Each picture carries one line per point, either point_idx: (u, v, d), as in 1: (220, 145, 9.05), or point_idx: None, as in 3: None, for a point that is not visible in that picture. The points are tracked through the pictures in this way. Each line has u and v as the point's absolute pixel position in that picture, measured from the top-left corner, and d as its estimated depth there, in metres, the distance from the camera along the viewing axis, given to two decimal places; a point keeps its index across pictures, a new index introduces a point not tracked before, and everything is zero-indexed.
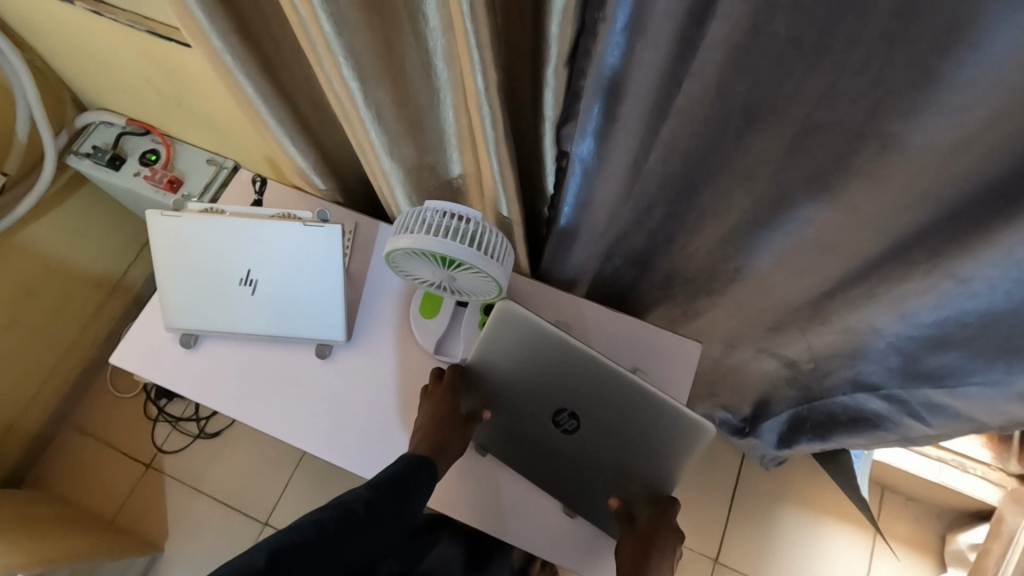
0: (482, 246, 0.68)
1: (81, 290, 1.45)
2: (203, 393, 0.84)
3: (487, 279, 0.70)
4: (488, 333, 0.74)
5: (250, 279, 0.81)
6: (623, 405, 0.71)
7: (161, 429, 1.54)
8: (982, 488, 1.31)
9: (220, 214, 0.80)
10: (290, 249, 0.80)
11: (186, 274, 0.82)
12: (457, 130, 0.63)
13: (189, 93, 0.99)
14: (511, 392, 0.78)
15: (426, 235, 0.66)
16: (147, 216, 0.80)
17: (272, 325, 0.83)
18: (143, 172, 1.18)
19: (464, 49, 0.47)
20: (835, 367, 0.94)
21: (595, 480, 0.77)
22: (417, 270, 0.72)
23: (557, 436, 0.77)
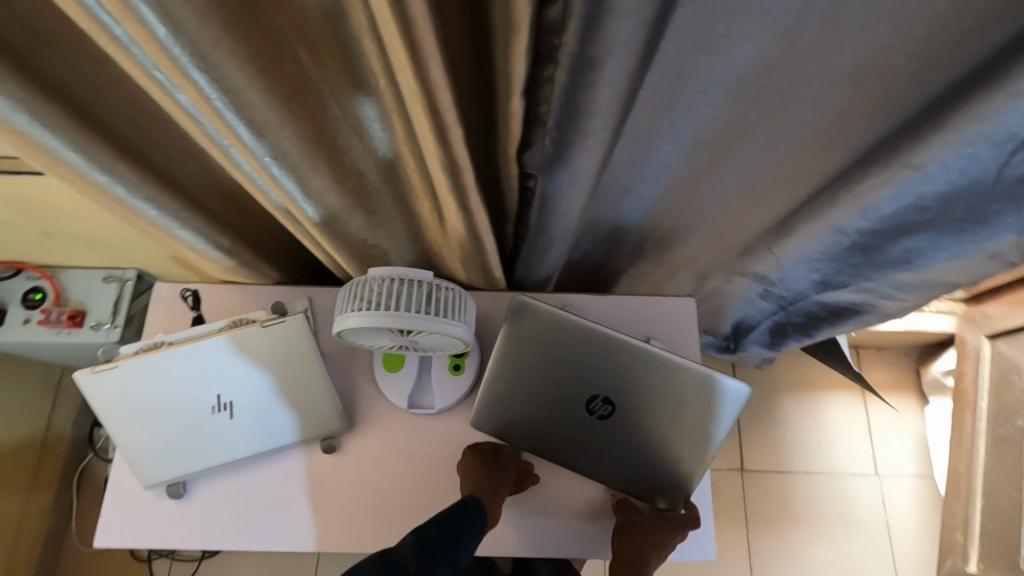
0: (437, 306, 0.61)
1: (7, 462, 1.27)
2: (215, 540, 0.75)
3: (451, 339, 0.63)
4: (506, 331, 0.70)
5: (223, 403, 0.73)
6: (661, 386, 0.69)
7: (159, 564, 1.40)
8: (938, 320, 1.44)
9: (163, 346, 0.71)
10: (257, 357, 0.72)
11: (147, 426, 0.72)
12: (409, 186, 0.57)
13: (61, 218, 0.85)
14: (532, 391, 0.72)
15: (375, 309, 0.59)
16: (75, 380, 0.69)
17: (265, 441, 0.75)
18: (33, 316, 1.02)
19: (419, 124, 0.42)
20: (795, 282, 0.98)
21: (637, 463, 0.72)
22: (373, 342, 0.64)
23: (590, 423, 0.71)
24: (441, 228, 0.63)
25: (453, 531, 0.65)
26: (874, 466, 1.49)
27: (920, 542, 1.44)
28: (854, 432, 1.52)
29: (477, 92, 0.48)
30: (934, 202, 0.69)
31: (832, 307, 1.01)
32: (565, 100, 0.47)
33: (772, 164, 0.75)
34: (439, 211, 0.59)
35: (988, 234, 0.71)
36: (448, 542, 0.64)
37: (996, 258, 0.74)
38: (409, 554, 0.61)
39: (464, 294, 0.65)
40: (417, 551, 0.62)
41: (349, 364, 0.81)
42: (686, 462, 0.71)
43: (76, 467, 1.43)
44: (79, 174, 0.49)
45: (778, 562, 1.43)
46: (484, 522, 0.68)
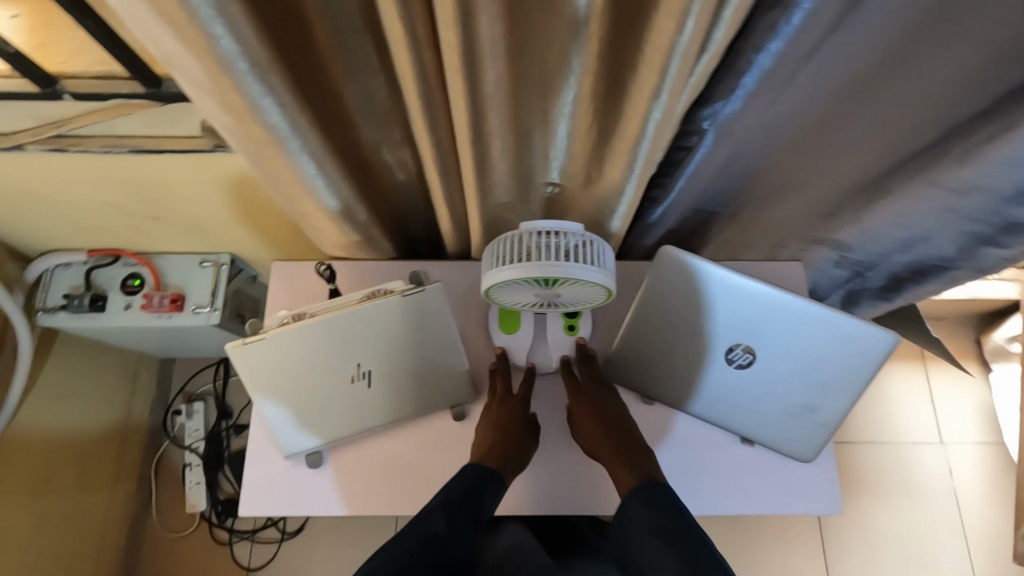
0: (582, 255, 0.62)
1: (91, 451, 1.30)
2: (353, 504, 0.77)
3: (592, 288, 0.64)
4: (649, 282, 0.72)
5: (362, 373, 0.75)
6: (807, 332, 0.70)
7: (240, 547, 1.43)
8: (1002, 288, 1.45)
9: (305, 318, 0.72)
10: (395, 327, 0.73)
11: (290, 395, 0.74)
12: (579, 150, 0.59)
13: (177, 201, 0.87)
14: (671, 340, 0.75)
15: (527, 260, 0.61)
16: (226, 350, 0.71)
17: (398, 408, 0.77)
18: (134, 302, 1.04)
19: (648, 74, 0.43)
20: (879, 243, 0.99)
21: (773, 406, 0.76)
22: (512, 299, 0.66)
23: (729, 371, 0.75)
24: (590, 191, 0.65)
25: (474, 492, 0.66)
26: (938, 433, 1.51)
27: (987, 507, 1.45)
28: (916, 401, 1.53)
29: None
30: None
31: (919, 265, 1.02)
32: (762, 51, 0.49)
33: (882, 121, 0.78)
34: (601, 174, 0.61)
35: None
36: (470, 506, 0.65)
37: None
38: (437, 523, 0.62)
39: (603, 245, 0.65)
40: (445, 520, 0.63)
41: (471, 334, 0.83)
42: (817, 408, 0.75)
43: (153, 455, 1.47)
44: (278, 141, 0.51)
45: (846, 530, 1.44)
46: (497, 482, 0.69)
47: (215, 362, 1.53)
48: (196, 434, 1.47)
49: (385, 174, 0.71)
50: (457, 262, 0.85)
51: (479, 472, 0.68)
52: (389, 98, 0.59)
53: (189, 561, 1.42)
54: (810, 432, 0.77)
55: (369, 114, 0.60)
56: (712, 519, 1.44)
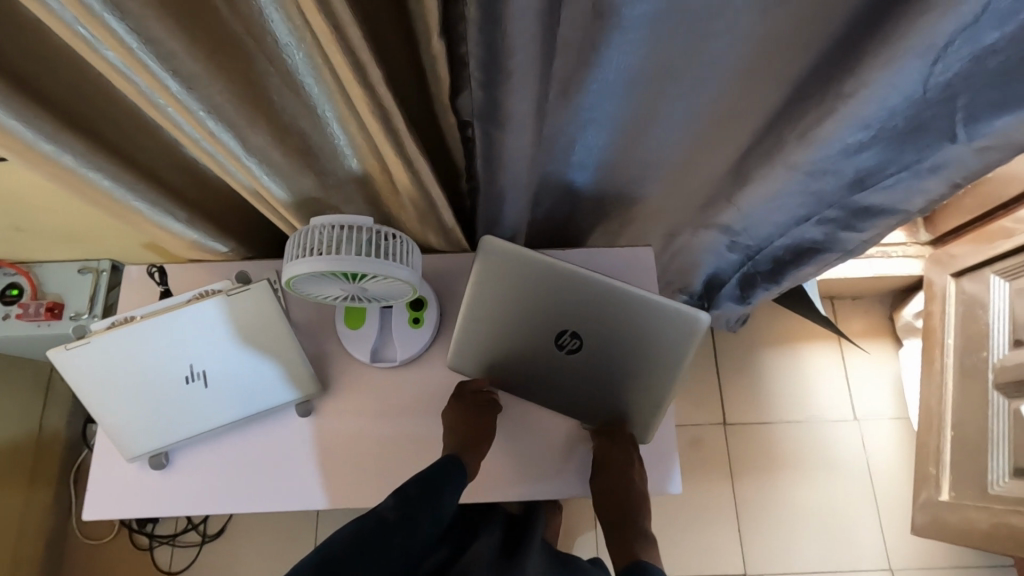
0: (379, 249, 0.64)
1: (2, 462, 1.30)
2: (198, 505, 0.77)
3: (398, 284, 0.65)
4: (476, 271, 0.73)
5: (197, 373, 0.75)
6: (627, 318, 0.71)
7: (162, 552, 1.44)
8: (907, 265, 1.46)
9: (133, 321, 0.73)
10: (224, 326, 0.74)
11: (124, 399, 0.74)
12: (354, 143, 0.59)
13: (26, 208, 0.87)
14: (505, 329, 0.76)
15: (326, 254, 0.62)
16: (49, 357, 0.71)
17: (237, 409, 0.77)
18: (12, 311, 1.04)
19: (340, 63, 0.44)
20: (760, 227, 1.00)
21: (611, 390, 0.78)
22: (322, 292, 0.67)
23: (562, 358, 0.76)
24: (389, 183, 0.65)
25: (436, 478, 0.73)
26: (852, 410, 1.53)
27: (899, 480, 1.48)
28: (831, 379, 1.55)
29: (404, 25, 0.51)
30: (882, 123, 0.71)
31: (797, 248, 1.04)
32: (475, 41, 0.48)
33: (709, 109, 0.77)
34: (385, 166, 0.61)
35: (932, 145, 0.72)
36: (428, 491, 0.72)
37: (941, 172, 0.76)
38: (390, 512, 0.69)
39: (411, 242, 0.67)
40: (401, 506, 0.70)
41: (319, 330, 0.83)
42: (652, 390, 0.77)
43: (72, 464, 1.47)
44: (27, 144, 0.52)
45: (762, 508, 1.47)
46: (461, 473, 0.75)
47: None
48: None
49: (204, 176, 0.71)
50: None
51: (454, 462, 0.75)
52: None
53: (110, 567, 1.43)
54: (649, 414, 0.79)
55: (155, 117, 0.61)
56: None
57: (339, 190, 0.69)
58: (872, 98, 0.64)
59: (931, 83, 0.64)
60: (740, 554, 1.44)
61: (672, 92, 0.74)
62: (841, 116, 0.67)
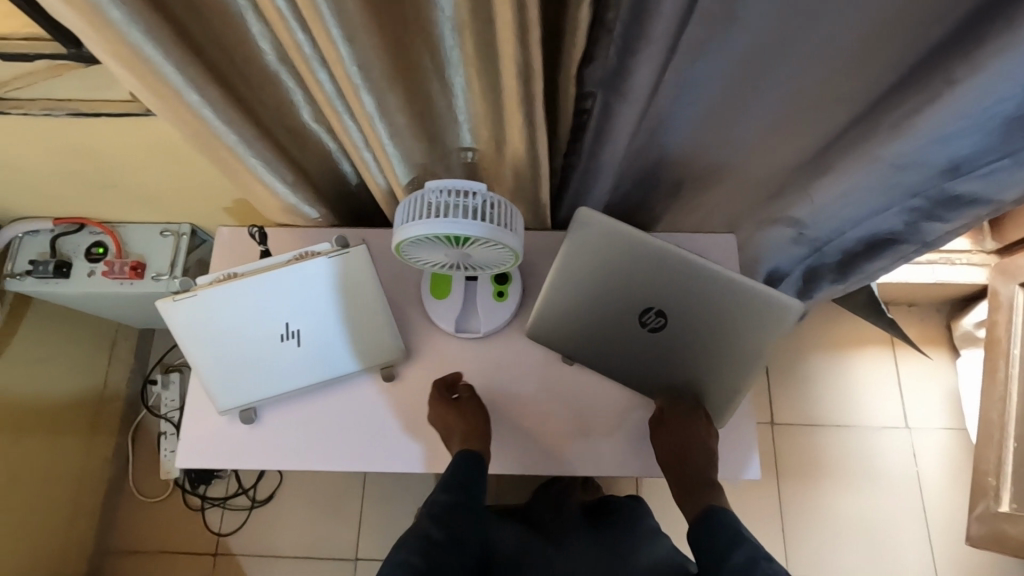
0: (489, 216, 0.64)
1: (71, 414, 1.35)
2: (283, 460, 0.80)
3: (501, 250, 0.66)
4: (565, 246, 0.74)
5: (291, 331, 0.77)
6: (716, 301, 0.71)
7: (213, 513, 1.48)
8: (971, 273, 1.44)
9: (235, 278, 0.75)
10: (321, 287, 0.76)
11: (222, 352, 0.77)
12: (476, 108, 0.60)
13: (126, 167, 0.90)
14: (589, 305, 0.77)
15: (435, 218, 0.63)
16: (158, 308, 0.74)
17: (325, 369, 0.79)
18: (98, 269, 1.08)
19: (503, 19, 0.45)
20: (832, 218, 1.00)
21: (689, 371, 0.78)
22: (427, 258, 0.68)
23: (643, 335, 0.77)
24: (500, 153, 0.67)
25: (462, 482, 0.74)
26: (904, 418, 1.51)
27: (950, 491, 1.45)
28: (883, 386, 1.53)
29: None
30: (993, 112, 0.70)
31: (871, 240, 1.03)
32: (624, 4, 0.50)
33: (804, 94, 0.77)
34: (503, 134, 0.63)
35: None
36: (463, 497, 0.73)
37: None
38: (434, 527, 0.70)
39: (514, 209, 0.66)
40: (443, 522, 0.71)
41: (403, 299, 0.85)
42: (733, 374, 0.76)
43: (131, 423, 1.52)
44: (175, 93, 0.54)
45: (807, 510, 1.45)
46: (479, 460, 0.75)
47: None
48: (171, 404, 1.52)
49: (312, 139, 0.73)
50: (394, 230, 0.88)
51: (465, 453, 0.75)
52: None
53: (162, 525, 1.47)
54: (726, 398, 0.78)
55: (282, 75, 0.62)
56: None
57: (445, 158, 0.71)
58: (985, 84, 0.64)
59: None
60: (783, 555, 1.43)
61: (767, 76, 0.75)
62: (954, 103, 0.67)
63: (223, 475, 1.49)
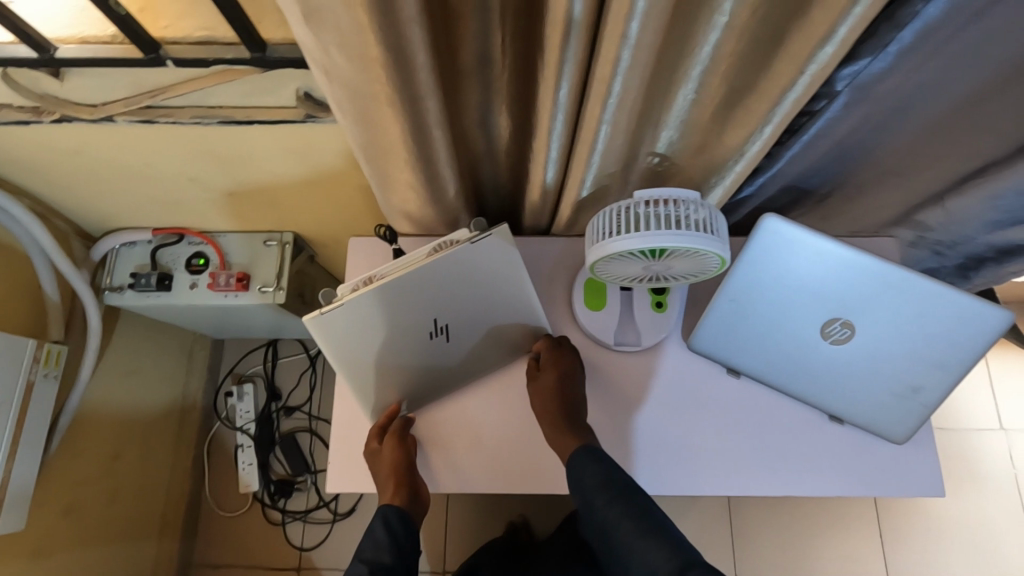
0: (696, 226, 0.60)
1: (151, 428, 1.31)
2: (437, 478, 0.77)
3: (706, 259, 0.62)
4: (748, 250, 0.70)
5: (440, 327, 0.73)
6: (915, 310, 0.67)
7: (294, 528, 1.44)
8: None
9: (377, 279, 0.69)
10: (469, 275, 0.71)
11: (367, 361, 0.73)
12: (698, 114, 0.56)
13: (252, 174, 0.86)
14: (763, 313, 0.73)
15: (640, 231, 0.59)
16: (304, 322, 0.69)
17: (474, 364, 0.78)
18: (200, 281, 1.04)
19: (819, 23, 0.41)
20: (965, 228, 0.94)
21: (867, 385, 0.73)
22: (621, 272, 0.65)
23: (823, 347, 0.73)
24: (701, 159, 0.63)
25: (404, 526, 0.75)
26: (998, 419, 1.47)
27: None
28: (975, 386, 1.50)
29: None
30: None
31: (1002, 245, 0.98)
32: None
33: (999, 121, 0.68)
34: (720, 141, 0.59)
35: None
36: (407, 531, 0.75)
37: None
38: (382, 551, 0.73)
39: (717, 215, 0.62)
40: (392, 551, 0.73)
41: (552, 310, 0.82)
42: (920, 390, 0.71)
43: (206, 435, 1.48)
44: (398, 100, 0.50)
45: (903, 515, 1.42)
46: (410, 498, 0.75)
47: (265, 344, 1.54)
48: (247, 416, 1.49)
49: (481, 144, 0.69)
50: (538, 238, 0.84)
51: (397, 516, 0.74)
52: (505, 59, 0.57)
53: (244, 540, 1.43)
54: (911, 416, 0.73)
55: (480, 78, 0.58)
56: (763, 502, 1.44)
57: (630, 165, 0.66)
58: None
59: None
60: (882, 562, 1.39)
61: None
62: None
63: (303, 488, 1.45)
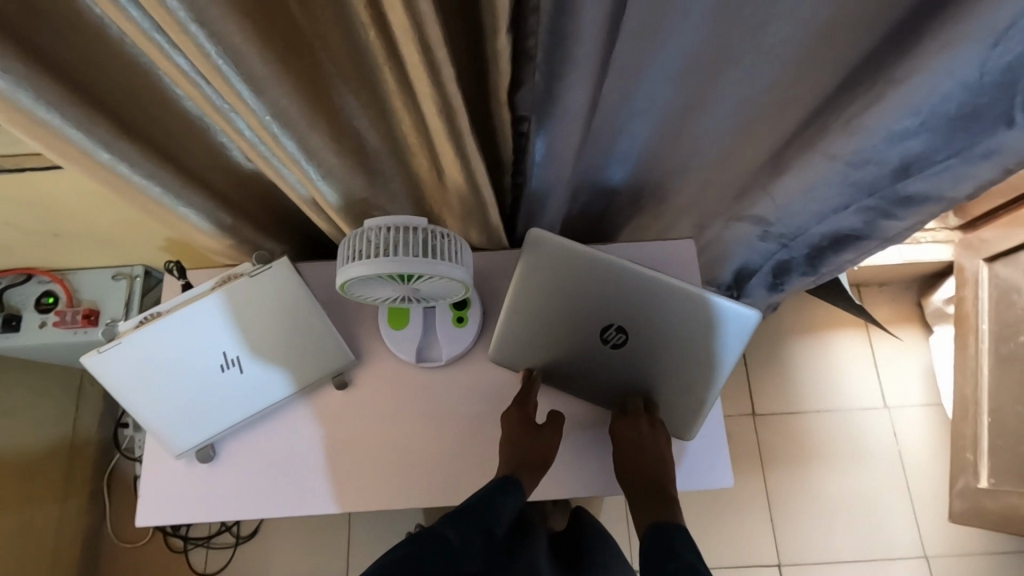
0: (435, 250, 0.62)
1: (38, 466, 1.32)
2: (242, 505, 0.78)
3: (450, 283, 0.65)
4: (523, 266, 0.71)
5: (231, 360, 0.76)
6: (680, 317, 0.70)
7: (197, 554, 1.44)
8: (936, 250, 1.44)
9: (159, 316, 0.74)
10: (251, 307, 0.75)
11: (158, 392, 0.74)
12: (407, 142, 0.59)
13: (62, 214, 0.87)
14: (548, 325, 0.75)
15: (376, 257, 0.61)
16: (83, 364, 0.71)
17: (275, 392, 0.79)
18: (49, 319, 1.05)
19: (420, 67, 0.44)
20: (795, 218, 0.95)
21: (651, 384, 0.77)
22: (375, 293, 0.67)
23: (607, 352, 0.74)
24: (441, 183, 0.66)
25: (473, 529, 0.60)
26: (883, 399, 1.52)
27: (932, 468, 1.47)
28: (859, 365, 1.54)
29: (466, 25, 0.51)
30: (951, 109, 0.66)
31: (835, 236, 0.98)
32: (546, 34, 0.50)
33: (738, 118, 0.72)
34: (440, 167, 0.62)
35: (985, 131, 0.69)
36: (472, 539, 0.59)
37: (1001, 160, 0.72)
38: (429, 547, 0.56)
39: (461, 240, 0.66)
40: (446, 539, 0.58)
41: (362, 333, 0.84)
42: (696, 389, 0.75)
43: (105, 467, 1.49)
44: (83, 151, 0.52)
45: (794, 498, 1.46)
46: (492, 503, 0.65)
47: None
48: None
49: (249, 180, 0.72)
50: None
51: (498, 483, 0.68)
52: None
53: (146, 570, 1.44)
54: (691, 413, 0.77)
55: None
56: None
57: (388, 190, 0.69)
58: (925, 84, 0.62)
59: (989, 68, 0.60)
60: (773, 544, 1.43)
61: (719, 79, 0.72)
62: (897, 103, 0.65)
63: None
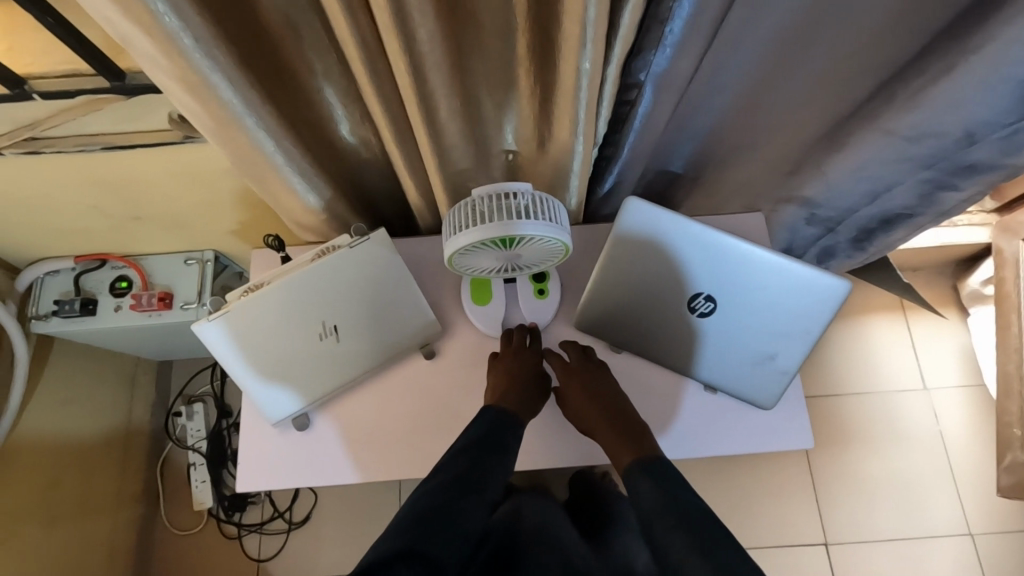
0: (540, 215, 0.65)
1: (94, 453, 1.34)
2: (337, 471, 0.80)
3: (552, 246, 0.68)
4: (618, 232, 0.73)
5: (329, 329, 0.78)
6: (768, 284, 0.72)
7: (250, 540, 1.46)
8: (973, 233, 1.46)
9: (262, 286, 0.76)
10: (348, 277, 0.77)
11: (259, 361, 0.77)
12: (522, 110, 0.63)
13: (152, 196, 0.90)
14: (633, 293, 0.77)
15: (484, 225, 0.63)
16: (194, 330, 0.74)
17: (369, 361, 0.82)
18: (124, 302, 1.07)
19: (573, 27, 0.48)
20: (846, 196, 0.93)
21: (734, 353, 0.79)
22: (477, 264, 0.70)
23: (692, 321, 0.77)
24: (542, 152, 0.69)
25: (486, 452, 0.69)
26: (922, 380, 1.54)
27: (973, 447, 1.49)
28: (898, 348, 1.57)
29: None
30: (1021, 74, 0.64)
31: (884, 217, 0.96)
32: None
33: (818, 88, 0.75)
34: (550, 134, 0.65)
35: None
36: (487, 459, 0.68)
37: None
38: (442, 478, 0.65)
39: (557, 204, 0.68)
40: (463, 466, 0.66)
41: (446, 306, 0.87)
42: (777, 357, 0.78)
43: (158, 456, 1.50)
44: (232, 118, 0.55)
45: (838, 479, 1.48)
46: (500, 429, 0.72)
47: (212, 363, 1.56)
48: (198, 435, 1.50)
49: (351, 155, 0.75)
50: (429, 237, 0.89)
51: (498, 414, 0.73)
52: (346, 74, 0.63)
53: (201, 557, 1.45)
54: (772, 381, 0.80)
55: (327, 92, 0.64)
56: (706, 478, 1.48)
57: (487, 162, 0.72)
58: (999, 52, 0.63)
59: None
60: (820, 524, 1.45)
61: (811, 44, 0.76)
62: (966, 75, 0.67)
63: (257, 501, 1.48)
